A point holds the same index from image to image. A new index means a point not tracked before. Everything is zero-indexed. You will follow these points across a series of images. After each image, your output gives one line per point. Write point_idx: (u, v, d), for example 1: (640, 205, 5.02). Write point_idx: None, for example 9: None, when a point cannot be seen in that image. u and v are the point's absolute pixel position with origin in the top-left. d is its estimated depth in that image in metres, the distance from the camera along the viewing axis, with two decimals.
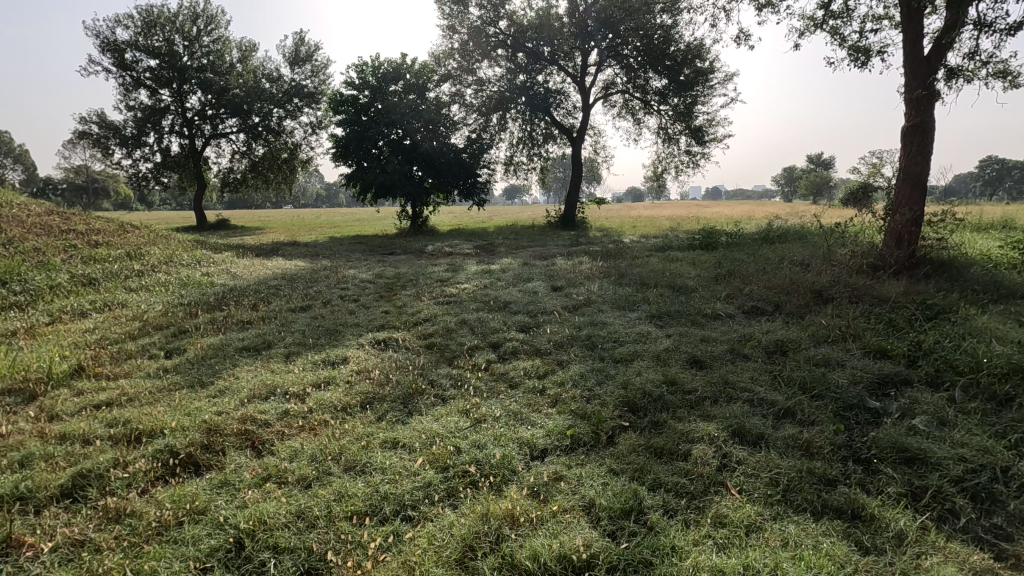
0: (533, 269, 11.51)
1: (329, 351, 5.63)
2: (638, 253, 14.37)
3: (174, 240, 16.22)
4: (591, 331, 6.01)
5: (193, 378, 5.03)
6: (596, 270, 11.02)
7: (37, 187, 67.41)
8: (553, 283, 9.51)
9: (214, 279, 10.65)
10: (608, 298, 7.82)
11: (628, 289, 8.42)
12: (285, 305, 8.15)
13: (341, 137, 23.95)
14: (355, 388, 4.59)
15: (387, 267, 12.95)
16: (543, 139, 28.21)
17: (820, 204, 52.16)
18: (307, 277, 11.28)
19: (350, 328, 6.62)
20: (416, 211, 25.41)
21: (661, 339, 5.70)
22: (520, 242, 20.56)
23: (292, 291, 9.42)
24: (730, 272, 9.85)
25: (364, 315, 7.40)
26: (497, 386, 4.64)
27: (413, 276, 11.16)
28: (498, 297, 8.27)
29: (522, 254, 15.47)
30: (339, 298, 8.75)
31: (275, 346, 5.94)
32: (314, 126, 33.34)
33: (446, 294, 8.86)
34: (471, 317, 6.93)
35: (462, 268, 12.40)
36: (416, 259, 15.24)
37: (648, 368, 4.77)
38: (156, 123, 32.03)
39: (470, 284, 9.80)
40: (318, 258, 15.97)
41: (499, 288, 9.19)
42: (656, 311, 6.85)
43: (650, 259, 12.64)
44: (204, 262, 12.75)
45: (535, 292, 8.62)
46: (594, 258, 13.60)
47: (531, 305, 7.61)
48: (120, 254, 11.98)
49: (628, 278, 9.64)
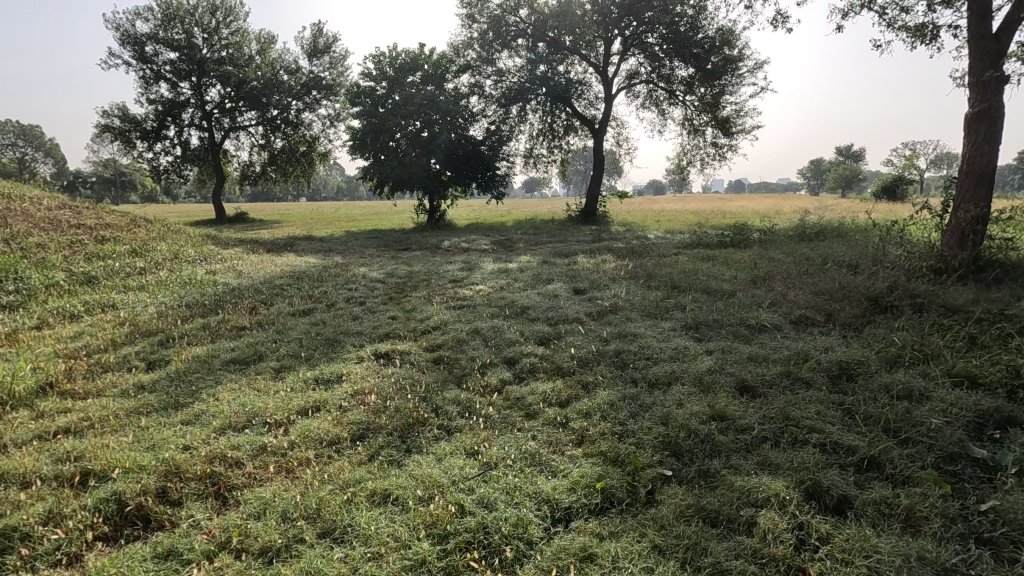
0: (553, 268, 10.79)
1: (323, 367, 5.00)
2: (665, 251, 13.52)
3: (185, 235, 15.85)
4: (620, 346, 5.30)
5: (169, 399, 4.45)
6: (621, 271, 10.25)
7: (65, 180, 68.43)
8: (575, 285, 8.79)
9: (219, 277, 10.16)
10: (636, 304, 7.09)
11: (657, 294, 7.67)
12: (287, 308, 7.58)
13: (358, 129, 23.42)
14: (348, 416, 3.95)
15: (400, 265, 12.36)
16: (564, 131, 27.35)
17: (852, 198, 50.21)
18: (316, 275, 10.73)
19: (352, 337, 6.00)
20: (433, 206, 24.79)
21: (701, 356, 4.96)
22: (540, 237, 19.77)
23: (298, 292, 8.85)
24: (769, 273, 9.01)
25: (369, 321, 6.78)
26: (511, 416, 3.96)
27: (426, 275, 10.54)
28: (515, 301, 7.61)
29: (542, 251, 14.75)
30: (346, 300, 8.16)
31: (266, 359, 5.34)
32: (332, 118, 32.90)
33: (459, 296, 8.21)
34: (485, 325, 6.27)
35: (478, 266, 11.75)
36: (431, 255, 14.62)
37: (690, 397, 4.05)
38: (176, 116, 31.91)
39: (486, 285, 9.13)
40: (332, 254, 15.45)
41: (518, 291, 8.49)
42: (693, 321, 6.09)
43: (679, 258, 11.82)
44: (211, 258, 12.28)
45: (556, 296, 7.92)
46: (618, 256, 12.81)
47: (552, 312, 6.91)
48: (125, 251, 11.56)
49: (657, 280, 8.88)
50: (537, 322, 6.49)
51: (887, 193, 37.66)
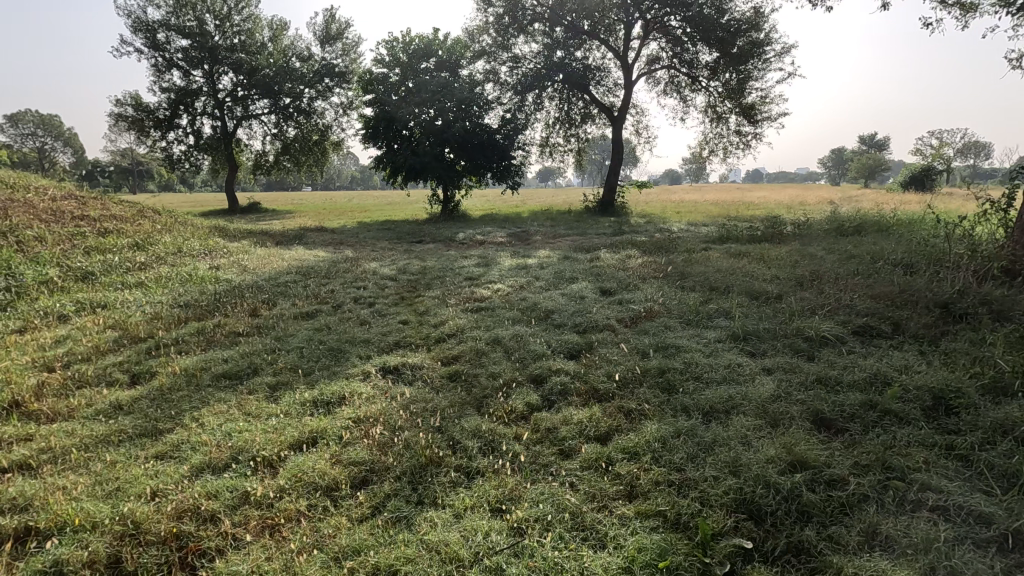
0: (576, 265, 10.10)
1: (324, 384, 4.39)
2: (693, 246, 12.75)
3: (192, 226, 15.37)
4: (663, 362, 4.62)
5: (147, 424, 3.86)
6: (649, 268, 9.54)
7: (83, 170, 68.86)
8: (601, 285, 8.10)
9: (222, 273, 9.62)
10: (672, 308, 6.39)
11: (694, 297, 6.96)
12: (291, 309, 6.99)
13: (371, 117, 22.80)
14: (349, 453, 3.32)
15: (412, 260, 11.74)
16: (581, 119, 26.48)
17: (876, 189, 48.68)
18: (325, 271, 10.15)
19: (360, 346, 5.39)
20: (447, 196, 24.09)
21: (760, 376, 4.27)
22: (557, 229, 19.05)
23: (304, 291, 8.27)
24: (814, 273, 8.25)
25: (378, 326, 6.17)
26: (543, 456, 3.31)
27: (440, 272, 9.89)
28: (537, 304, 6.95)
29: (561, 245, 14.05)
30: (354, 300, 7.57)
31: (262, 373, 4.75)
32: (344, 106, 32.29)
33: (477, 297, 7.57)
34: (505, 333, 5.62)
35: (494, 261, 11.11)
36: (445, 249, 13.97)
37: (759, 434, 3.36)
38: (188, 104, 31.50)
39: (504, 284, 8.47)
40: (343, 247, 14.88)
41: (539, 291, 7.83)
42: (742, 332, 5.38)
43: (710, 254, 11.06)
44: (217, 253, 11.73)
45: (581, 298, 7.25)
46: (644, 251, 12.06)
47: (580, 317, 6.24)
48: (126, 245, 11.05)
49: (691, 280, 8.16)
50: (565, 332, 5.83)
51: (914, 184, 36.32)
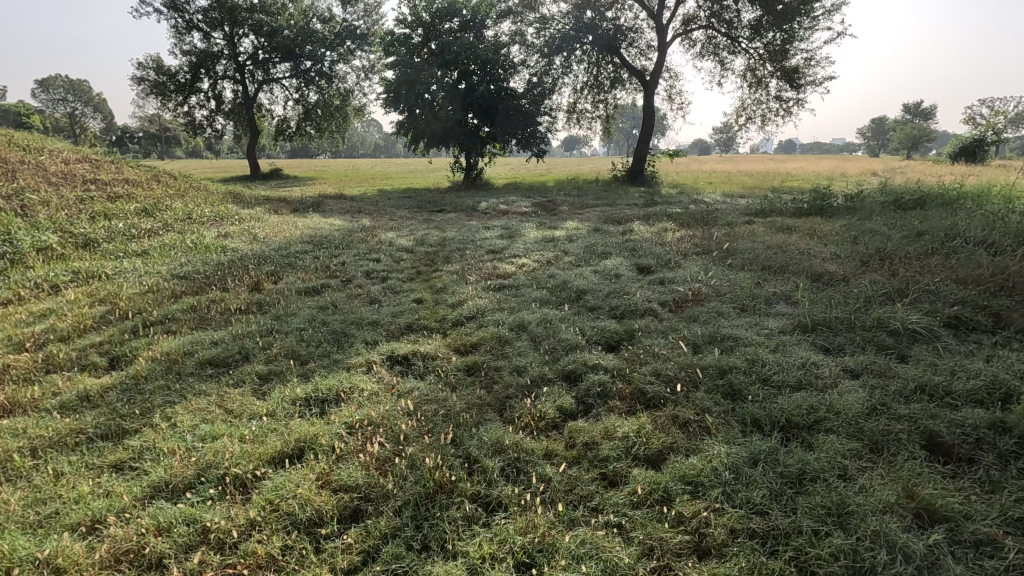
0: (608, 239, 9.28)
1: (322, 377, 3.76)
2: (733, 218, 11.76)
3: (207, 192, 14.84)
4: (722, 358, 3.87)
5: (111, 422, 3.28)
6: (690, 243, 8.67)
7: (113, 136, 69.34)
8: (637, 262, 7.30)
9: (231, 241, 9.05)
10: (724, 290, 5.58)
11: (745, 277, 6.13)
12: (296, 283, 6.37)
13: (392, 81, 21.84)
14: (340, 474, 2.67)
15: (432, 230, 11.03)
16: (611, 84, 25.10)
17: (919, 161, 46.01)
18: (338, 242, 9.51)
19: (367, 330, 4.74)
20: (470, 163, 23.17)
21: (845, 381, 3.49)
22: (585, 199, 18.08)
23: (313, 263, 7.64)
24: (879, 251, 7.31)
25: (389, 305, 5.51)
26: (581, 484, 2.63)
27: (460, 244, 9.18)
28: (568, 282, 6.20)
29: (589, 216, 13.17)
30: (365, 275, 6.91)
31: (253, 360, 4.14)
32: (366, 70, 31.28)
33: (500, 274, 6.86)
34: (531, 317, 4.91)
35: (519, 233, 10.35)
36: (467, 220, 13.22)
37: (862, 465, 2.62)
38: (209, 68, 30.85)
39: (530, 258, 7.72)
40: (360, 216, 14.24)
41: (568, 268, 7.06)
42: (812, 321, 4.57)
43: (754, 228, 10.10)
44: (229, 220, 11.18)
45: (616, 277, 6.48)
46: (680, 224, 11.13)
47: (616, 300, 5.48)
48: (135, 210, 10.54)
49: (739, 257, 7.30)
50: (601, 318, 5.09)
51: (965, 156, 34.08)
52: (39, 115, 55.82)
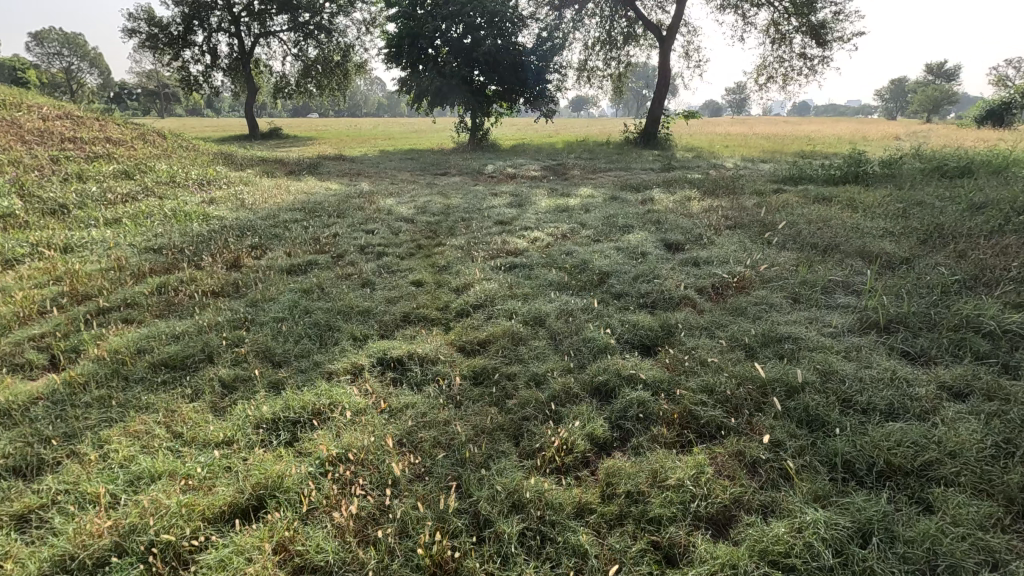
0: (627, 209, 8.47)
1: (296, 389, 3.07)
2: (760, 186, 10.88)
3: (198, 153, 13.96)
4: (788, 368, 3.15)
5: (27, 448, 2.60)
6: (718, 215, 7.86)
7: (111, 92, 67.50)
8: (664, 236, 6.52)
9: (216, 208, 8.28)
10: (771, 274, 4.83)
11: (792, 258, 5.37)
12: (280, 259, 5.64)
13: (393, 35, 20.55)
14: (305, 545, 2.01)
15: (435, 196, 10.21)
16: (624, 39, 23.64)
17: (941, 124, 44.25)
18: (332, 209, 8.72)
19: (357, 321, 4.04)
20: (475, 123, 22.00)
21: (950, 407, 2.78)
22: (596, 163, 17.14)
23: (303, 233, 6.89)
24: (935, 227, 6.51)
25: (384, 288, 4.79)
26: (630, 564, 1.96)
27: (465, 213, 8.40)
28: (588, 262, 5.45)
29: (604, 182, 12.32)
30: (359, 250, 6.16)
31: (218, 362, 3.45)
32: (367, 24, 29.75)
33: (511, 250, 6.10)
34: (548, 307, 4.18)
35: (529, 200, 9.54)
36: (473, 184, 12.38)
37: (1010, 545, 1.94)
38: (203, 19, 29.20)
39: (543, 232, 6.95)
40: (360, 179, 13.38)
41: (587, 244, 6.30)
42: (883, 319, 3.84)
43: (787, 198, 9.26)
44: (217, 183, 10.36)
45: (642, 255, 5.73)
46: (703, 192, 10.27)
47: (646, 285, 4.74)
48: (114, 172, 9.73)
49: (777, 232, 6.50)
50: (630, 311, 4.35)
51: (991, 119, 32.52)
52: (35, 70, 54.16)
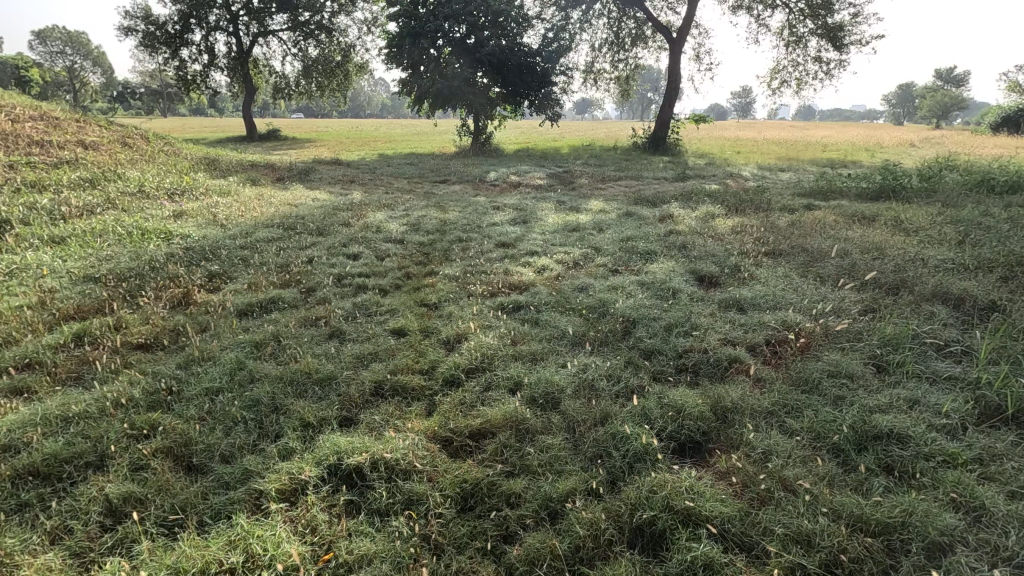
0: (646, 229, 7.52)
1: (202, 531, 2.12)
2: (787, 200, 9.93)
3: (181, 158, 13.03)
4: (914, 502, 2.18)
5: None
6: (751, 237, 6.92)
7: (113, 91, 66.77)
8: (694, 266, 5.57)
9: (183, 224, 7.35)
10: (839, 326, 3.86)
11: (856, 301, 4.43)
12: (237, 297, 4.69)
13: (393, 35, 19.70)
14: None
15: (431, 210, 9.26)
16: (632, 41, 22.73)
17: (953, 130, 43.09)
18: (314, 226, 7.78)
19: (315, 398, 3.09)
20: (478, 126, 21.06)
21: None
22: (605, 170, 16.23)
23: (274, 258, 5.96)
24: (1011, 257, 5.55)
25: (356, 341, 3.86)
26: None
27: (463, 231, 7.49)
28: (608, 305, 4.50)
29: (615, 194, 11.41)
30: (335, 282, 5.22)
31: (109, 470, 2.49)
32: (368, 23, 28.89)
33: (515, 284, 5.15)
34: (563, 376, 3.25)
35: (534, 215, 8.64)
36: (473, 195, 11.45)
37: None
38: (201, 17, 28.28)
39: (552, 258, 6.00)
40: (352, 187, 12.46)
41: (603, 276, 5.37)
42: (1011, 405, 2.88)
43: (823, 216, 8.30)
44: (192, 194, 9.40)
45: (670, 294, 4.80)
46: (727, 207, 9.33)
47: (683, 342, 3.80)
48: (74, 180, 8.74)
49: (827, 263, 5.55)
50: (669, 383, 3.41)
51: (1008, 126, 31.49)
52: (37, 67, 53.41)
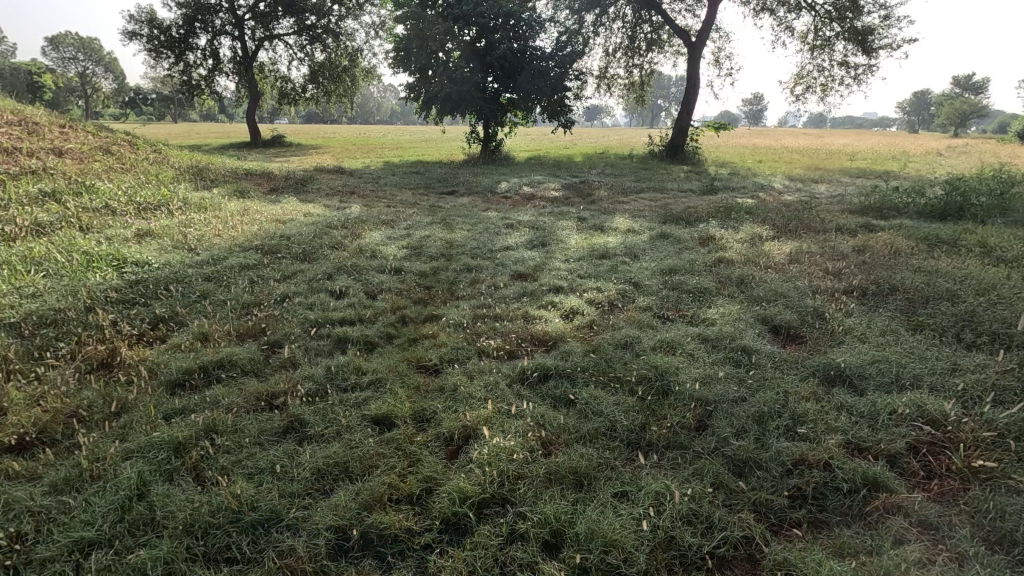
0: (687, 256, 6.36)
1: None
2: (840, 219, 8.72)
3: (167, 167, 11.98)
4: None
5: None
6: (818, 269, 5.73)
7: (124, 97, 66.55)
8: (764, 312, 4.41)
9: (144, 247, 6.24)
10: (1014, 423, 2.68)
11: (1010, 375, 3.23)
12: (175, 358, 3.57)
13: (400, 37, 18.69)
14: None
15: (435, 229, 8.14)
16: (649, 46, 21.62)
17: (972, 138, 41.42)
18: (299, 249, 6.68)
19: (239, 567, 1.97)
20: (488, 133, 19.98)
21: None
22: (624, 181, 15.11)
23: (240, 296, 4.85)
24: None
25: (320, 440, 2.73)
26: None
27: (472, 257, 6.37)
28: (667, 376, 3.34)
29: (642, 208, 10.26)
30: (311, 333, 4.10)
31: None
32: (376, 27, 27.99)
33: (539, 338, 4.01)
34: (628, 526, 2.11)
35: (553, 236, 7.52)
36: (484, 209, 10.35)
37: None
38: (205, 21, 27.46)
39: (581, 298, 4.85)
40: (352, 200, 11.35)
41: (650, 326, 4.22)
42: None
43: (892, 239, 7.09)
44: (168, 210, 8.31)
45: (746, 356, 3.63)
46: (774, 227, 8.13)
47: (789, 448, 2.63)
48: (31, 193, 7.65)
49: (934, 308, 4.36)
50: (783, 528, 2.26)
51: None
52: (48, 73, 53.16)
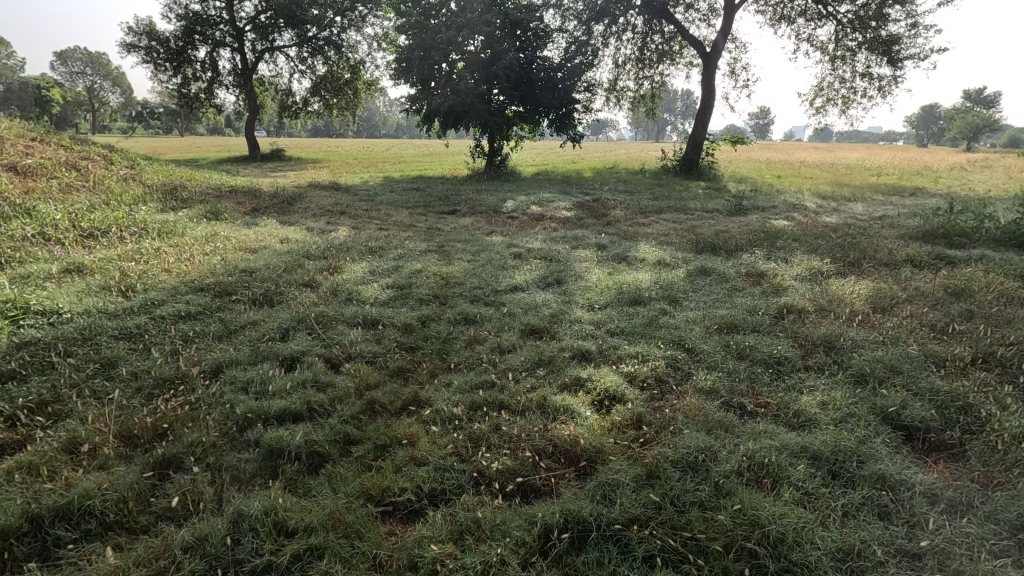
0: (742, 301, 5.05)
1: None
2: (906, 247, 7.40)
3: (140, 184, 10.79)
4: None
5: None
6: (919, 322, 4.42)
7: (131, 112, 66.18)
8: (884, 402, 3.09)
9: (59, 290, 4.97)
10: None
11: None
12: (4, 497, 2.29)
13: (401, 47, 17.65)
14: None
15: (430, 260, 6.87)
16: (660, 57, 20.50)
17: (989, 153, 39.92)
18: (258, 290, 5.42)
19: None
20: (493, 147, 18.85)
21: None
22: (640, 199, 13.92)
23: (153, 366, 3.57)
24: None
25: None
26: None
27: (472, 302, 5.09)
28: (783, 550, 2.03)
29: (667, 233, 9.01)
30: (233, 440, 2.82)
31: None
32: (380, 39, 27.03)
33: (565, 453, 2.71)
34: None
35: (569, 270, 6.24)
36: (488, 233, 9.10)
37: None
38: (205, 34, 26.61)
39: (617, 372, 3.56)
40: (341, 222, 10.13)
41: (725, 427, 2.91)
42: None
43: (986, 277, 5.78)
44: (117, 238, 7.07)
45: (893, 501, 2.30)
46: (833, 259, 6.82)
47: None
48: None
49: None
50: None
51: None
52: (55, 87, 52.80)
